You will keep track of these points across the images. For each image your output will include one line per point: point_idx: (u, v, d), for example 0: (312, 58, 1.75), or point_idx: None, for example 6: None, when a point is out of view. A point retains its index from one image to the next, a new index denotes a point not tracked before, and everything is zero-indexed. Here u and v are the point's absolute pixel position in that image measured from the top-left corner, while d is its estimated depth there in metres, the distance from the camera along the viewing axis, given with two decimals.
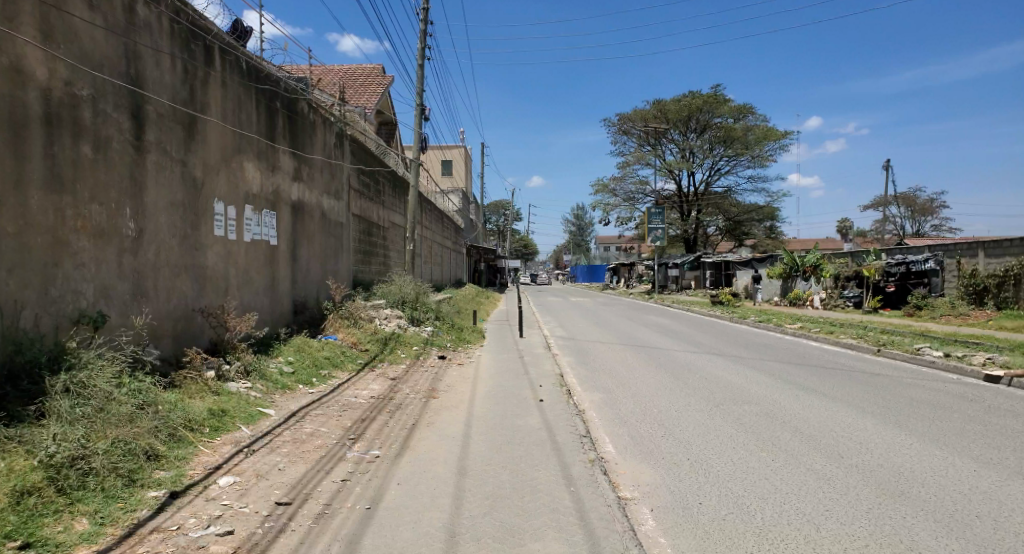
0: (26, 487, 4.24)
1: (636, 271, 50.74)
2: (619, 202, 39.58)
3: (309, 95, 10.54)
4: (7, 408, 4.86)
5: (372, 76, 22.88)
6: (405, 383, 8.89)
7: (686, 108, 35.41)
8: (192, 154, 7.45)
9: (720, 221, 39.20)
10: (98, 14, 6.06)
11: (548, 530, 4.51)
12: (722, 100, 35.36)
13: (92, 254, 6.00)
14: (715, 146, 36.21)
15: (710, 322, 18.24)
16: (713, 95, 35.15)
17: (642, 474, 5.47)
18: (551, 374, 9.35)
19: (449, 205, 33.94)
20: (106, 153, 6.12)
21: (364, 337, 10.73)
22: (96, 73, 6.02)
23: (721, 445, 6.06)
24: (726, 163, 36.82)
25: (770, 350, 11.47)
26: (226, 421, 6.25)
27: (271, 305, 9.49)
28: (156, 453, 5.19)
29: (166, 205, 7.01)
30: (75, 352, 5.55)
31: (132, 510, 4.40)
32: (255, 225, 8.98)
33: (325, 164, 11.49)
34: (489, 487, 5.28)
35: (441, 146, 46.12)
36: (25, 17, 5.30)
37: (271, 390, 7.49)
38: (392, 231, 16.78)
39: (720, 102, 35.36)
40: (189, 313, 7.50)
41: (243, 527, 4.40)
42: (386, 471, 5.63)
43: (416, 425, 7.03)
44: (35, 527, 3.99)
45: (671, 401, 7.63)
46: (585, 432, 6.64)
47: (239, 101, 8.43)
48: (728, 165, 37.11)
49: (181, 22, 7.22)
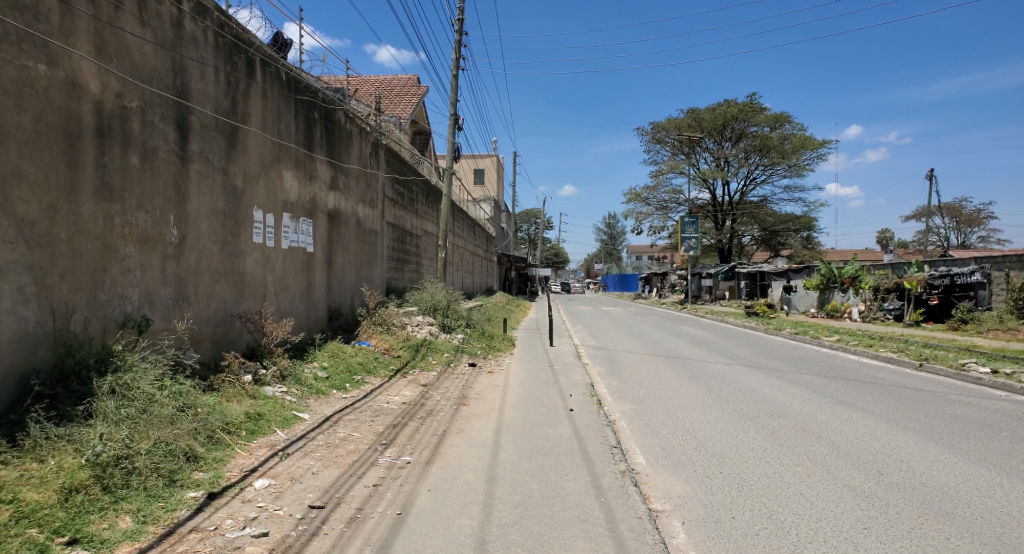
0: (73, 485, 4.40)
1: (669, 281, 50.13)
2: (652, 211, 39.35)
3: (346, 106, 10.75)
4: (58, 408, 5.06)
5: (408, 85, 23.18)
6: (436, 389, 8.96)
7: (721, 116, 35.05)
8: (233, 163, 7.67)
9: (755, 230, 38.57)
10: (149, 29, 6.29)
11: (579, 541, 4.48)
12: (758, 108, 34.86)
13: (138, 259, 6.20)
14: (750, 155, 35.75)
15: (744, 333, 17.97)
16: (749, 104, 34.65)
17: (674, 486, 5.42)
18: (581, 384, 9.31)
19: (481, 214, 34.19)
20: (152, 162, 6.33)
21: (396, 344, 10.85)
22: (145, 86, 6.24)
23: (754, 460, 5.95)
24: (762, 171, 36.27)
25: (806, 363, 11.22)
26: (262, 425, 6.38)
27: (306, 310, 9.68)
28: (196, 454, 5.34)
29: (208, 213, 7.22)
30: (120, 354, 5.75)
31: (172, 510, 4.52)
32: (292, 232, 9.18)
33: (361, 173, 11.68)
34: (518, 496, 5.28)
35: (474, 156, 46.48)
36: (81, 33, 5.53)
37: (306, 395, 7.63)
38: (425, 239, 16.94)
39: (755, 111, 34.86)
40: (228, 318, 7.69)
41: (278, 529, 4.49)
42: (417, 477, 5.67)
43: (447, 432, 7.07)
44: (82, 523, 4.14)
45: (703, 413, 7.52)
46: (616, 443, 6.59)
47: (278, 111, 8.65)
48: (764, 174, 36.53)
49: (225, 35, 7.45)
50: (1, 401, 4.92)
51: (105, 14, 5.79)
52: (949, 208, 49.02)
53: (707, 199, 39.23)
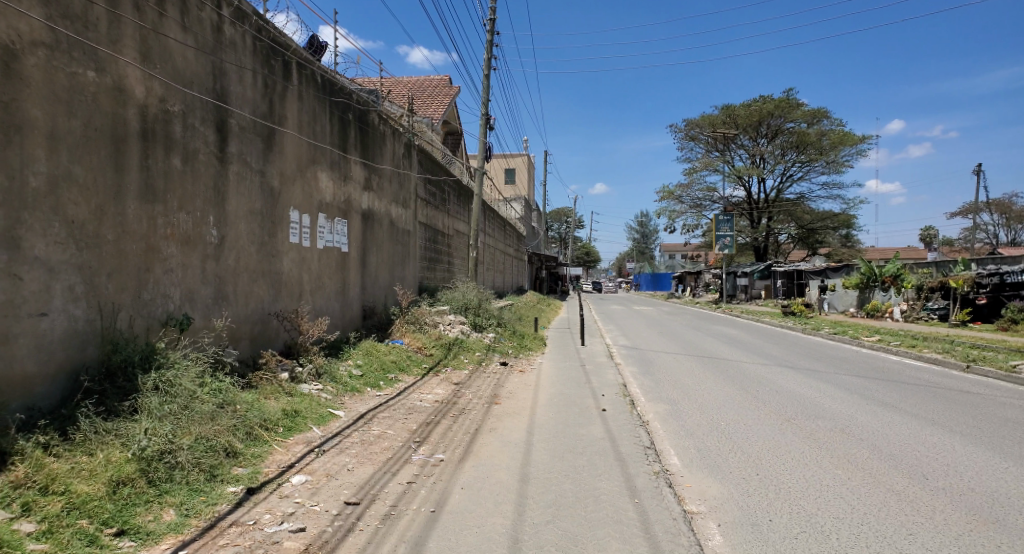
0: (121, 478, 4.53)
1: (702, 280, 49.45)
2: (685, 209, 38.91)
3: (379, 107, 10.87)
4: (105, 403, 5.22)
5: (440, 87, 23.34)
6: (469, 388, 9.00)
7: (757, 113, 34.44)
8: (270, 165, 7.82)
9: (792, 229, 37.82)
10: (190, 34, 6.45)
11: (612, 542, 4.46)
12: (795, 104, 34.16)
13: (179, 260, 6.36)
14: (787, 152, 35.09)
15: (780, 333, 17.64)
16: (785, 99, 33.98)
17: (708, 488, 5.36)
18: (614, 384, 9.25)
19: (512, 213, 34.25)
20: (193, 164, 6.48)
21: (428, 342, 10.93)
22: (187, 90, 6.40)
23: (792, 462, 5.84)
24: (799, 168, 35.57)
25: (845, 363, 10.98)
26: (299, 422, 6.49)
27: (341, 309, 9.81)
28: (235, 449, 5.46)
29: (246, 213, 7.37)
30: (163, 352, 5.91)
31: (213, 504, 4.63)
32: (328, 232, 9.32)
33: (394, 174, 11.80)
34: (551, 495, 5.27)
35: (505, 155, 46.55)
36: (127, 40, 5.69)
37: (341, 392, 7.74)
38: (456, 239, 17.04)
39: (792, 106, 34.16)
40: (265, 317, 7.84)
41: (315, 525, 4.56)
42: (450, 476, 5.70)
43: (479, 431, 7.09)
44: (129, 515, 4.27)
45: (739, 414, 7.41)
46: (650, 444, 6.53)
47: (314, 113, 8.78)
48: (801, 171, 35.82)
49: (263, 39, 7.60)
50: (53, 396, 5.10)
51: (150, 20, 5.95)
52: (997, 205, 47.31)
53: (742, 197, 38.61)
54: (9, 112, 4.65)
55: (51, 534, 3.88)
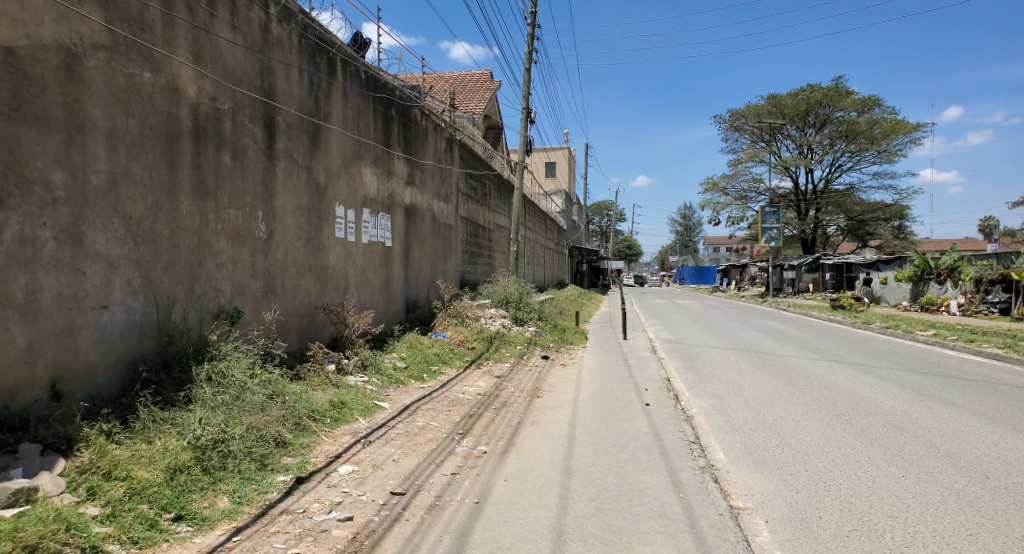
0: (177, 465, 4.68)
1: (747, 273, 48.41)
2: (729, 201, 38.26)
3: (422, 103, 10.97)
4: (162, 393, 5.40)
5: (480, 81, 23.41)
6: (510, 381, 9.04)
7: (804, 102, 33.73)
8: (316, 161, 7.97)
9: (840, 220, 36.78)
10: (239, 34, 6.60)
11: (657, 536, 4.44)
12: (844, 92, 33.16)
13: (230, 254, 6.54)
14: (836, 141, 34.09)
15: (829, 327, 17.21)
16: (834, 88, 33.02)
17: (755, 484, 5.27)
18: (657, 378, 9.17)
19: (553, 206, 34.18)
20: (242, 161, 6.65)
21: (470, 336, 11.02)
22: (236, 88, 6.56)
23: (842, 458, 5.71)
24: (849, 158, 34.55)
25: (898, 358, 10.66)
26: (345, 413, 6.63)
27: (385, 303, 9.95)
28: (285, 440, 5.61)
29: (293, 209, 7.54)
30: (215, 344, 6.09)
31: (264, 492, 4.77)
32: (372, 227, 9.46)
33: (436, 169, 11.89)
34: (595, 488, 5.27)
35: (546, 148, 46.42)
36: (180, 40, 5.86)
37: (386, 384, 7.87)
38: (497, 232, 17.11)
39: (842, 95, 33.17)
40: (312, 310, 8.01)
41: (362, 514, 4.66)
42: (494, 467, 5.75)
43: (522, 423, 7.12)
44: (186, 501, 4.42)
45: (786, 409, 7.28)
46: (694, 439, 6.47)
47: (358, 109, 8.91)
48: (850, 161, 34.77)
49: (309, 37, 7.74)
50: (113, 386, 5.30)
51: (202, 21, 6.11)
52: None
53: (788, 188, 37.75)
54: (71, 112, 4.83)
55: (114, 517, 4.05)
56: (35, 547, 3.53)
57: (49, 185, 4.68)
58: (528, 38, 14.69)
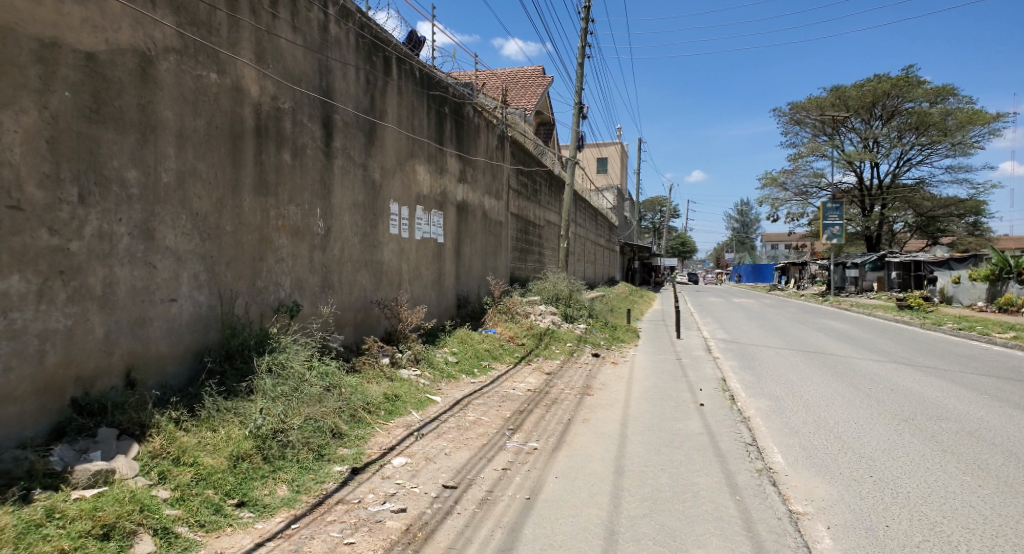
0: (240, 453, 4.84)
1: (806, 271, 46.75)
2: (788, 197, 37.15)
3: (474, 100, 11.05)
4: (226, 383, 5.60)
5: (533, 77, 23.39)
6: (560, 378, 9.00)
7: (870, 94, 32.45)
8: (372, 159, 8.11)
9: (909, 217, 35.18)
10: (300, 34, 6.77)
11: (712, 539, 4.34)
12: (915, 82, 31.67)
13: (290, 250, 6.73)
14: (906, 134, 32.57)
15: (898, 328, 16.46)
16: (904, 78, 31.63)
17: (816, 488, 5.11)
18: (712, 379, 8.97)
19: (604, 202, 33.95)
20: (302, 159, 6.83)
21: (520, 332, 11.03)
22: (296, 88, 6.74)
23: (910, 465, 5.48)
24: (919, 151, 33.00)
25: (972, 361, 10.13)
26: (399, 406, 6.74)
27: (437, 298, 10.06)
28: (341, 431, 5.74)
29: (350, 206, 7.70)
30: (275, 336, 6.28)
31: (321, 482, 4.89)
32: (425, 224, 9.57)
33: (487, 166, 11.95)
34: (648, 488, 5.20)
35: (598, 144, 46.09)
36: (244, 42, 6.05)
37: (438, 379, 7.98)
38: (547, 229, 17.09)
39: (912, 85, 31.70)
40: (368, 305, 8.16)
41: (415, 506, 4.72)
42: (544, 464, 5.74)
43: (572, 421, 7.09)
44: (249, 488, 4.57)
45: (850, 412, 7.03)
46: (752, 440, 6.31)
47: (412, 107, 9.03)
48: (920, 154, 33.21)
49: (365, 36, 7.88)
50: (181, 375, 5.53)
51: (265, 23, 6.30)
52: None
53: (852, 184, 36.33)
54: (145, 113, 5.05)
55: (184, 501, 4.22)
56: (113, 527, 3.71)
57: (124, 183, 4.90)
58: (582, 33, 14.58)
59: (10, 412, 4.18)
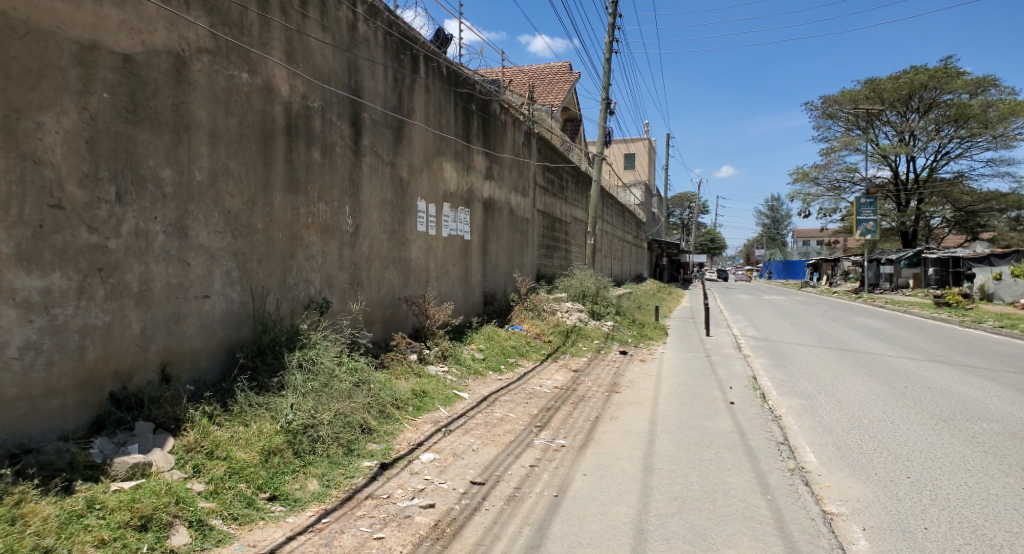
0: (272, 447, 4.91)
1: (839, 268, 45.83)
2: (820, 192, 36.48)
3: (501, 97, 11.05)
4: (258, 378, 5.68)
5: (560, 73, 23.30)
6: (588, 376, 8.96)
7: (907, 86, 31.68)
8: (400, 157, 8.16)
9: (947, 212, 34.22)
10: (329, 33, 6.84)
11: (744, 538, 4.28)
12: (954, 73, 30.82)
13: (320, 247, 6.81)
14: (944, 127, 31.72)
15: (936, 326, 16.05)
16: (942, 69, 30.82)
17: (851, 489, 5.01)
18: (743, 376, 8.86)
19: (632, 198, 33.71)
20: (331, 157, 6.90)
21: (547, 329, 11.01)
22: (325, 86, 6.80)
23: (950, 466, 5.33)
24: (959, 144, 32.13)
25: (1014, 361, 9.83)
26: (426, 402, 6.78)
27: (464, 295, 10.09)
28: (370, 426, 5.79)
29: (378, 203, 7.76)
30: (306, 332, 6.36)
31: (351, 476, 4.94)
32: (452, 221, 9.60)
33: (514, 163, 11.94)
34: (678, 487, 5.15)
35: (625, 140, 45.76)
36: (275, 42, 6.12)
37: (465, 375, 8.01)
38: (574, 225, 17.04)
39: (951, 76, 30.84)
40: (396, 301, 8.22)
41: (443, 502, 4.74)
42: (572, 461, 5.72)
43: (600, 419, 7.05)
44: (280, 482, 4.63)
45: (886, 412, 6.88)
46: (783, 439, 6.21)
47: (439, 105, 9.06)
48: (960, 147, 32.32)
49: (393, 34, 7.93)
50: (215, 370, 5.63)
51: (295, 22, 6.37)
52: None
53: (886, 178, 35.50)
54: (179, 113, 5.14)
55: (217, 494, 4.30)
56: (150, 518, 3.79)
57: (159, 182, 4.99)
58: (609, 28, 14.48)
59: (52, 405, 4.29)
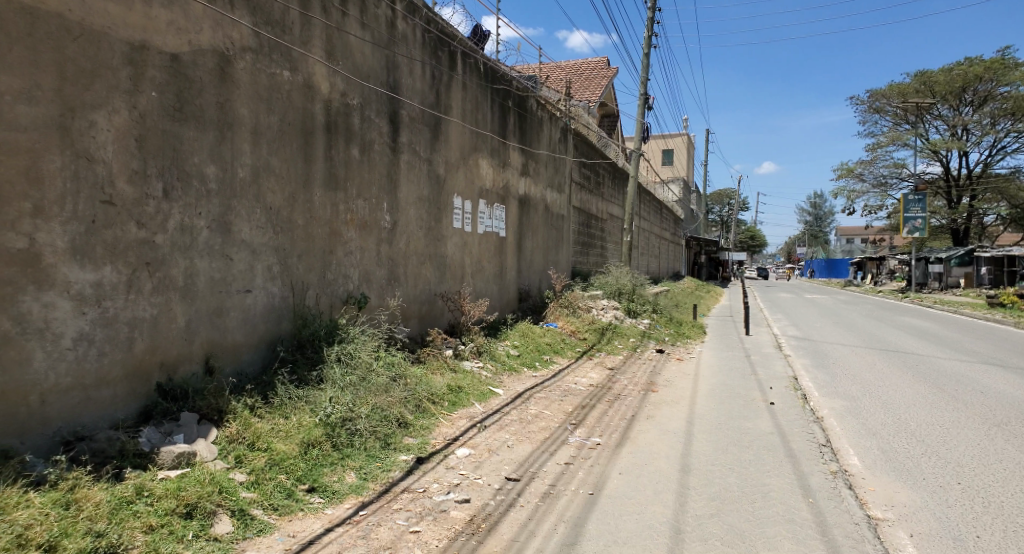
0: (310, 440, 4.98)
1: (886, 266, 44.54)
2: (866, 189, 35.51)
3: (538, 93, 11.03)
4: (298, 371, 5.79)
5: (598, 69, 23.14)
6: (624, 374, 8.89)
7: (960, 78, 30.53)
8: (437, 154, 8.20)
9: (1003, 209, 32.66)
10: (368, 31, 6.91)
11: (785, 541, 4.20)
12: (1012, 65, 29.45)
13: (358, 243, 6.89)
14: (1000, 120, 30.49)
15: (990, 327, 15.43)
16: (999, 60, 29.50)
17: (897, 494, 4.86)
18: (783, 377, 8.68)
19: (670, 195, 33.27)
20: (369, 154, 6.96)
21: (582, 326, 10.96)
22: (365, 84, 6.87)
23: (1004, 473, 5.13)
24: (1016, 138, 30.83)
25: None
26: (462, 397, 6.81)
27: (499, 292, 10.10)
28: (406, 420, 5.84)
29: (415, 200, 7.81)
30: (344, 327, 6.44)
31: (388, 470, 4.99)
32: (487, 218, 9.62)
33: (550, 159, 11.90)
34: (716, 488, 5.07)
35: (662, 136, 45.20)
36: (316, 40, 6.21)
37: (500, 371, 8.03)
38: (610, 222, 16.91)
39: (1009, 68, 29.47)
40: (431, 297, 8.28)
41: (478, 497, 4.75)
42: (607, 460, 5.68)
43: (636, 417, 6.99)
44: (319, 474, 4.70)
45: (935, 415, 6.66)
46: (826, 441, 6.06)
47: (476, 101, 9.08)
48: (1017, 141, 31.02)
49: (431, 31, 7.97)
50: (256, 363, 5.75)
51: (335, 20, 6.44)
52: None
53: (937, 174, 34.30)
54: (223, 111, 5.24)
55: (258, 485, 4.38)
56: (195, 507, 3.88)
57: (204, 178, 5.10)
58: (648, 22, 14.32)
59: (104, 395, 4.43)
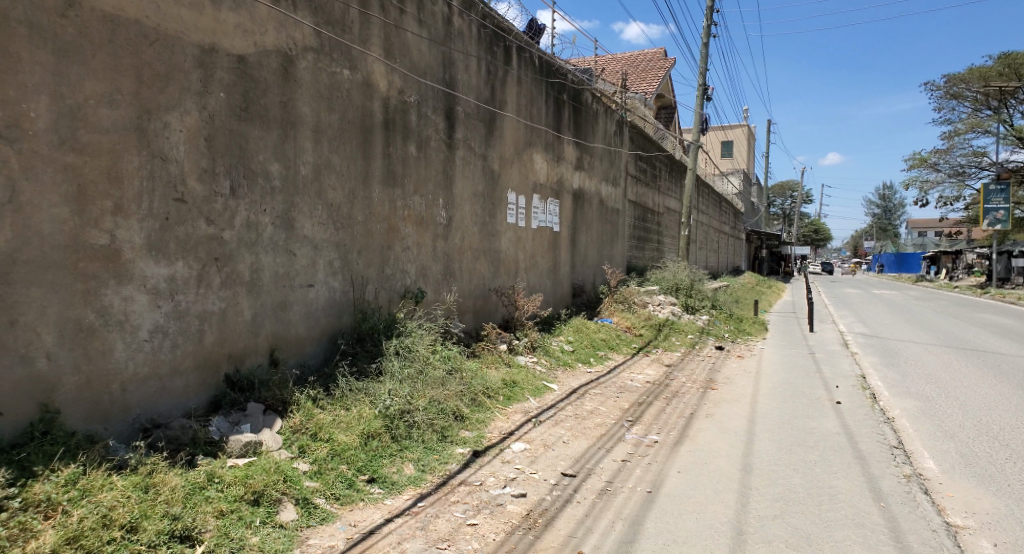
0: (370, 431, 5.07)
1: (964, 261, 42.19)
2: (942, 178, 33.81)
3: (593, 86, 10.92)
4: (358, 363, 5.91)
5: (655, 60, 22.73)
6: (681, 371, 8.72)
7: None
8: (491, 149, 8.22)
9: None
10: (425, 28, 6.97)
11: (855, 546, 4.03)
12: None
13: (415, 239, 6.97)
14: None
15: None
16: None
17: (978, 501, 4.60)
18: (851, 375, 8.34)
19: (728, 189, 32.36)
20: (426, 150, 7.03)
21: (638, 322, 10.82)
22: (422, 81, 6.94)
23: None
24: None
25: None
26: (517, 392, 6.82)
27: (553, 287, 10.06)
28: (462, 414, 5.88)
29: (470, 195, 7.86)
30: (402, 321, 6.53)
31: (445, 462, 5.04)
32: (541, 213, 9.59)
33: (605, 152, 11.77)
34: (779, 489, 4.91)
35: (720, 127, 44.13)
36: (375, 39, 6.30)
37: (554, 366, 8.00)
38: (666, 216, 16.61)
39: None
40: (486, 292, 8.32)
41: (535, 492, 4.74)
42: (666, 457, 5.58)
43: (694, 415, 6.83)
44: (378, 465, 4.79)
45: (1019, 418, 6.26)
46: (898, 443, 5.79)
47: (531, 95, 9.06)
48: None
49: (487, 26, 7.99)
50: (318, 356, 5.90)
51: (393, 18, 6.52)
52: None
53: None
54: (287, 110, 5.39)
55: (321, 474, 4.49)
56: (262, 494, 4.01)
57: (268, 176, 5.26)
58: (708, 11, 13.97)
59: (177, 384, 4.62)
